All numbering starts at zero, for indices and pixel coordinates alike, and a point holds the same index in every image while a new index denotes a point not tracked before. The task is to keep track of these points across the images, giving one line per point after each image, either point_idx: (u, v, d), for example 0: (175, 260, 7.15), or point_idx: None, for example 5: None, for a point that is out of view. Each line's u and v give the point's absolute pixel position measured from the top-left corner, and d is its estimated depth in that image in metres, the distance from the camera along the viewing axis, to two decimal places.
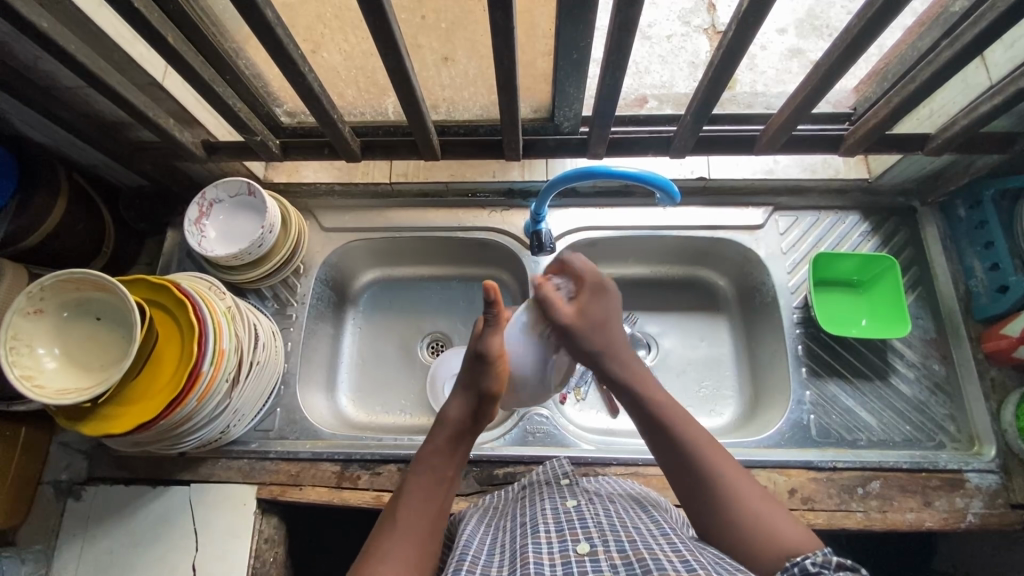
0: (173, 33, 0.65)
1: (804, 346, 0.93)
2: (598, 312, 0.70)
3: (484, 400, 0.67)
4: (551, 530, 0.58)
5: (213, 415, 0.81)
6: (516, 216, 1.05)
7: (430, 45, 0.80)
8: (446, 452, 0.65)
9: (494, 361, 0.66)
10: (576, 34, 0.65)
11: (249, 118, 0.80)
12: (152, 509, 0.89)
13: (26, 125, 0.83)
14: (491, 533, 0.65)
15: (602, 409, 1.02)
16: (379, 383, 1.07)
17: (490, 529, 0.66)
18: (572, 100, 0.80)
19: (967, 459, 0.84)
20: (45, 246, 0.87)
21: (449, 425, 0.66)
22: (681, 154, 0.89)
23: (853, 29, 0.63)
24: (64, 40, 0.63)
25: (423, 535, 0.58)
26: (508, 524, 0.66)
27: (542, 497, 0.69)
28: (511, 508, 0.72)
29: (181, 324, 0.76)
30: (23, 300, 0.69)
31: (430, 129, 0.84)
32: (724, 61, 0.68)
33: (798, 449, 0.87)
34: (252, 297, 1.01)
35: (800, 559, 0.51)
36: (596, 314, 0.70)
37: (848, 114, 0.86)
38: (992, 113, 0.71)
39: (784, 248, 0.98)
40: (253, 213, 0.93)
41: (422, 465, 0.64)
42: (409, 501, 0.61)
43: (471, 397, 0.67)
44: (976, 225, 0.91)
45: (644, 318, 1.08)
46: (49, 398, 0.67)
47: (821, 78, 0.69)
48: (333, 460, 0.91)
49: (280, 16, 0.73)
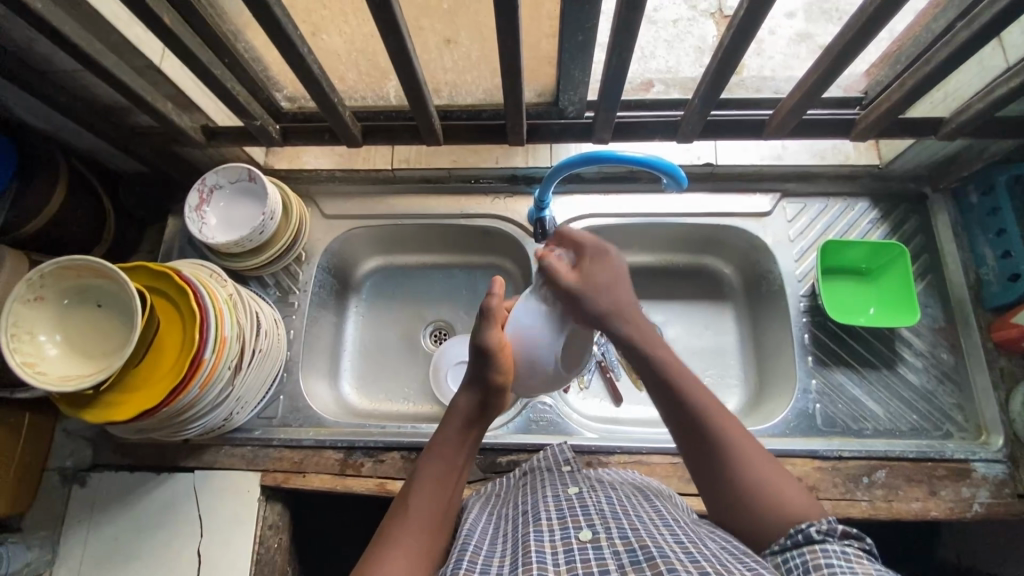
0: (168, 15, 0.63)
1: (811, 335, 0.92)
2: (605, 277, 0.68)
3: (493, 396, 0.65)
4: (553, 518, 0.58)
5: (216, 404, 0.81)
6: (519, 203, 1.03)
7: (432, 27, 0.78)
8: (456, 442, 0.64)
9: (494, 355, 0.64)
10: (581, 14, 0.63)
11: (248, 102, 0.79)
12: (157, 495, 0.90)
13: (24, 109, 0.82)
14: (493, 521, 0.65)
15: (606, 397, 1.01)
16: (382, 371, 1.07)
17: (492, 516, 0.67)
18: (577, 83, 0.78)
19: (975, 449, 0.84)
20: (44, 233, 0.86)
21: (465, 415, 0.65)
22: (688, 139, 0.88)
23: (868, 8, 0.60)
24: (58, 22, 0.61)
25: (431, 526, 0.58)
26: (509, 512, 0.66)
27: (544, 484, 0.69)
28: (512, 496, 0.72)
29: (182, 310, 0.75)
30: (23, 287, 0.69)
31: (432, 114, 0.83)
32: (734, 44, 0.66)
33: (803, 438, 0.86)
34: (254, 285, 1.00)
35: (805, 526, 0.51)
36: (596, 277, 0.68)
37: (859, 99, 0.84)
38: (1010, 96, 0.69)
39: (792, 235, 0.96)
40: (253, 197, 0.92)
41: (431, 454, 0.63)
42: (416, 497, 0.60)
43: (483, 394, 0.65)
44: (987, 212, 0.89)
45: (649, 306, 1.07)
46: (51, 384, 0.67)
47: (833, 61, 0.67)
48: (336, 447, 0.91)
49: None
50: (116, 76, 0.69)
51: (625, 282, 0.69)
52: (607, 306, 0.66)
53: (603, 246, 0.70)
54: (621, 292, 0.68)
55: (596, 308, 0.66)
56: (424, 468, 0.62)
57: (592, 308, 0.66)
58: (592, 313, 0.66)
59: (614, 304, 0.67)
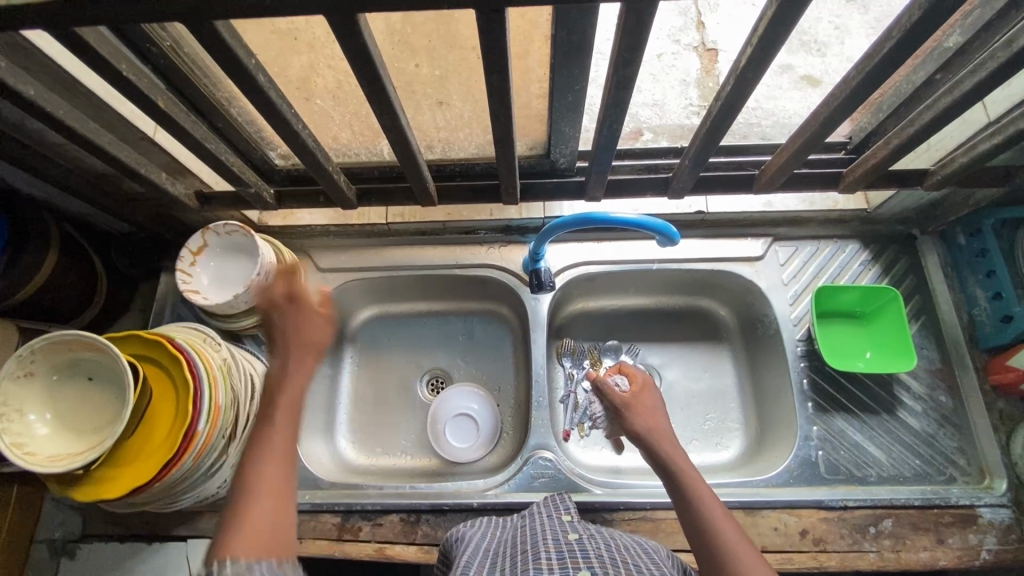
0: (164, 97, 0.63)
1: (810, 380, 0.92)
2: (646, 401, 0.82)
3: (304, 352, 0.69)
4: (553, 558, 0.58)
5: (210, 473, 0.79)
6: (514, 252, 1.04)
7: (424, 91, 0.81)
8: (278, 410, 0.64)
9: (287, 325, 0.70)
10: (570, 78, 0.64)
11: (242, 170, 0.78)
12: (149, 566, 0.87)
13: (13, 180, 0.81)
14: (489, 557, 0.64)
15: (607, 446, 1.00)
16: (378, 424, 1.05)
17: (487, 552, 0.66)
18: (567, 138, 0.79)
19: (979, 494, 0.83)
20: (33, 300, 0.85)
21: (270, 383, 0.66)
22: (681, 194, 0.87)
23: (852, 79, 0.59)
24: (54, 106, 0.61)
25: (277, 496, 0.58)
26: (506, 549, 0.65)
27: (542, 528, 0.68)
28: (509, 533, 0.71)
29: (175, 379, 0.74)
30: (13, 364, 0.68)
31: (425, 174, 0.81)
32: (721, 117, 0.67)
33: (808, 488, 0.85)
34: (248, 342, 0.99)
35: None
36: (642, 403, 0.82)
37: (844, 143, 0.87)
38: (992, 152, 0.69)
39: (785, 279, 0.97)
40: (200, 235, 0.91)
41: (255, 438, 0.62)
42: (254, 478, 0.59)
43: (288, 355, 0.68)
44: (975, 254, 0.91)
45: (646, 349, 1.07)
46: (41, 466, 0.65)
47: (821, 125, 0.66)
48: (333, 511, 0.88)
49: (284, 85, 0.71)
50: (111, 152, 0.69)
51: (662, 418, 0.80)
52: (643, 425, 0.78)
53: (647, 383, 0.85)
54: (659, 420, 0.79)
55: (637, 426, 0.79)
56: (256, 451, 0.61)
57: (637, 424, 0.79)
58: (634, 428, 0.78)
59: (651, 423, 0.78)
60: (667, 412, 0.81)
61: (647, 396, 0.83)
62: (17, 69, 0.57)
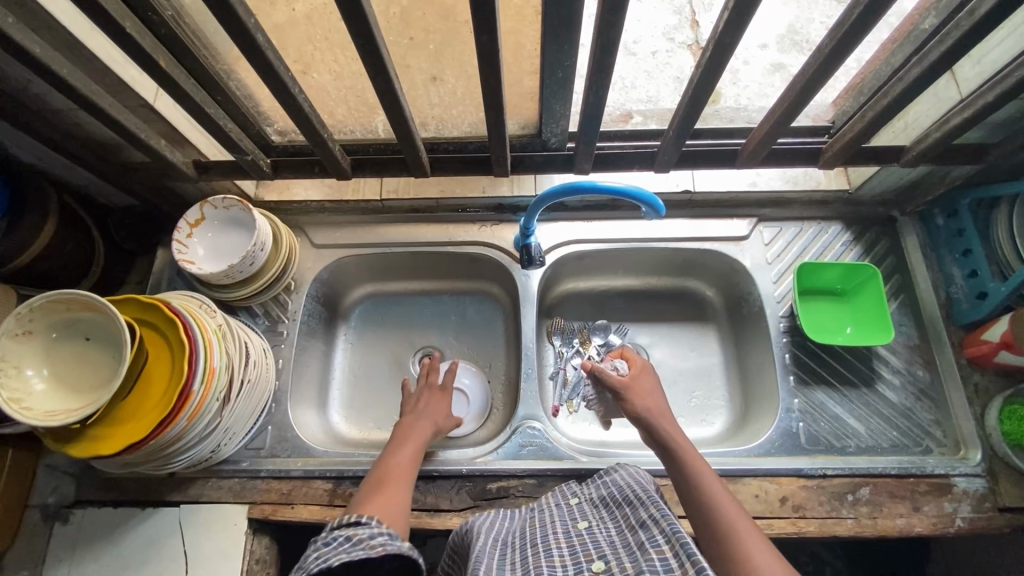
0: (166, 58, 0.65)
1: (792, 354, 0.94)
2: (645, 383, 0.86)
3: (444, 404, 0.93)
4: (565, 554, 0.63)
5: (204, 435, 0.80)
6: (506, 230, 1.06)
7: (418, 65, 0.82)
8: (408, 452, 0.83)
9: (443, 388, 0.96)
10: (560, 53, 0.66)
11: (241, 138, 0.81)
12: (143, 530, 0.88)
13: (16, 147, 0.83)
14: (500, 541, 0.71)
15: (595, 421, 1.02)
16: (370, 400, 1.07)
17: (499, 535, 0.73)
18: (558, 117, 0.81)
19: (955, 464, 0.86)
20: (33, 266, 0.87)
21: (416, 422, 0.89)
22: (666, 168, 0.91)
23: (826, 47, 0.62)
24: (59, 65, 0.63)
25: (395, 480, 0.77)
26: (515, 538, 0.71)
27: (552, 518, 0.73)
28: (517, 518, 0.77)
29: (171, 342, 0.76)
30: (12, 322, 0.69)
31: (419, 147, 0.84)
32: (703, 81, 0.68)
33: (788, 457, 0.88)
34: (243, 315, 1.01)
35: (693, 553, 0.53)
36: (642, 385, 0.85)
37: (827, 128, 0.87)
38: (963, 126, 0.72)
39: (770, 258, 1.00)
40: (197, 208, 0.93)
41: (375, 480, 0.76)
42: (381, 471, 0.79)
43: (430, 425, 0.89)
44: (954, 234, 0.93)
45: (634, 329, 1.09)
46: (37, 420, 0.66)
47: (798, 95, 0.69)
48: (325, 478, 0.90)
49: (274, 80, 0.66)
50: (112, 114, 0.70)
51: (661, 399, 0.83)
52: (645, 407, 0.81)
53: (645, 370, 0.88)
54: (658, 402, 0.83)
55: (635, 406, 0.82)
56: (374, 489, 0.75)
57: (637, 405, 0.82)
58: (633, 410, 0.82)
59: (653, 405, 0.82)
60: (664, 395, 0.85)
61: (645, 382, 0.86)
62: (22, 26, 0.59)
